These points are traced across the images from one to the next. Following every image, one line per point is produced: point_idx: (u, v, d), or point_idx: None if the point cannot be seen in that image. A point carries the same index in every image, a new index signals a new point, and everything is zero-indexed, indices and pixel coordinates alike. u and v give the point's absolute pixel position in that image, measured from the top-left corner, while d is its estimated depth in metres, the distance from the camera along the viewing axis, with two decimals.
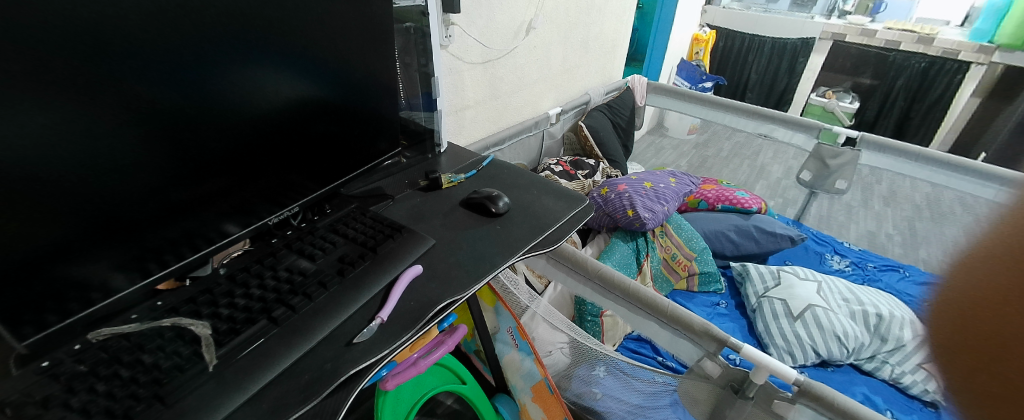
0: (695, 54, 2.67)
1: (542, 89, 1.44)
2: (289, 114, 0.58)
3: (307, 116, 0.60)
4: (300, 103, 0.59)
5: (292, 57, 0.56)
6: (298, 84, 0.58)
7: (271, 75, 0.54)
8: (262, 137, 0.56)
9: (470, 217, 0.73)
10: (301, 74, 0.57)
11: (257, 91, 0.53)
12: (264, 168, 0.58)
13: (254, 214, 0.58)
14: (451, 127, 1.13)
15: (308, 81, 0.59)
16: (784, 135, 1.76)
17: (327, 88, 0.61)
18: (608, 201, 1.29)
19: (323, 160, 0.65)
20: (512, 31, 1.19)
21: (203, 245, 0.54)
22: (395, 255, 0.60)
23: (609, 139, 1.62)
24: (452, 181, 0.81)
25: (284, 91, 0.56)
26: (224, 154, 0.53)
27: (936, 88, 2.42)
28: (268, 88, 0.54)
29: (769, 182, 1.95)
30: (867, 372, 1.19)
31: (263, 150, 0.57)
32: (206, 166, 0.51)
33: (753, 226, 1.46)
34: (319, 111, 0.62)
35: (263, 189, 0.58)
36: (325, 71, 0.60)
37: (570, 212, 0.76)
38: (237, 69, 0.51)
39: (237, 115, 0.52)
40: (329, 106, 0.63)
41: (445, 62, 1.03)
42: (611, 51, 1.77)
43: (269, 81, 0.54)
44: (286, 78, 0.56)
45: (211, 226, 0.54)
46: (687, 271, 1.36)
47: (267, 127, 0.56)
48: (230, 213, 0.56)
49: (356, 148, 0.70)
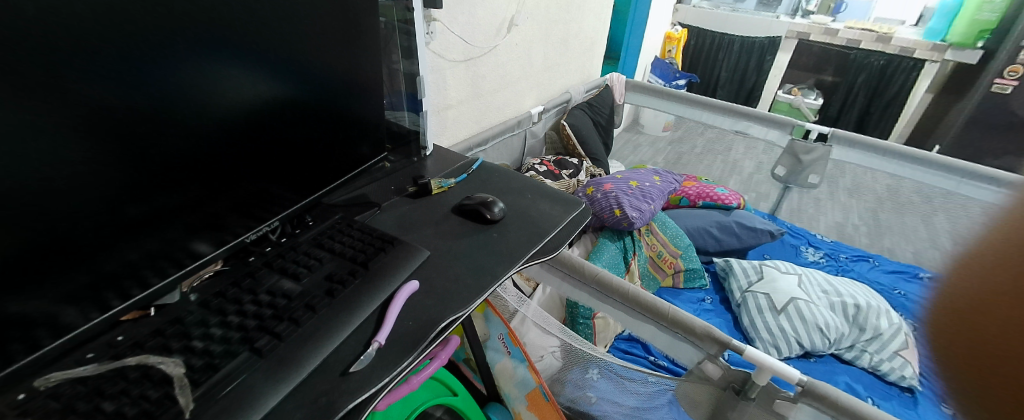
0: (668, 52, 2.68)
1: (524, 88, 1.40)
2: (264, 117, 0.52)
3: (284, 119, 0.55)
4: (277, 105, 0.53)
5: (266, 55, 0.50)
6: (274, 83, 0.52)
7: (243, 74, 0.49)
8: (235, 143, 0.50)
9: (464, 225, 0.68)
10: (275, 74, 0.52)
11: (226, 92, 0.48)
12: (239, 177, 0.52)
13: (227, 230, 0.53)
14: (436, 129, 1.10)
15: (286, 82, 0.54)
16: (758, 131, 1.77)
17: (306, 88, 0.56)
18: (595, 200, 1.26)
19: (302, 167, 0.60)
20: (494, 28, 1.15)
21: (170, 269, 0.48)
22: (388, 270, 0.55)
23: (591, 137, 1.61)
24: (442, 186, 0.76)
25: (258, 92, 0.51)
26: (193, 163, 0.47)
27: (894, 84, 2.52)
28: (240, 88, 0.49)
29: (743, 178, 1.96)
30: (847, 361, 1.20)
31: (237, 158, 0.51)
32: (173, 178, 0.46)
33: (734, 221, 1.45)
34: (297, 114, 0.56)
35: (237, 201, 0.53)
36: (305, 70, 0.55)
37: (568, 217, 0.73)
38: (203, 67, 0.45)
39: (207, 120, 0.47)
40: (307, 108, 0.58)
41: (429, 61, 0.98)
42: (590, 49, 1.75)
43: (241, 81, 0.49)
44: (260, 79, 0.51)
45: (179, 246, 0.48)
46: (674, 269, 1.34)
47: (241, 134, 0.51)
48: (200, 229, 0.50)
49: (338, 153, 0.65)
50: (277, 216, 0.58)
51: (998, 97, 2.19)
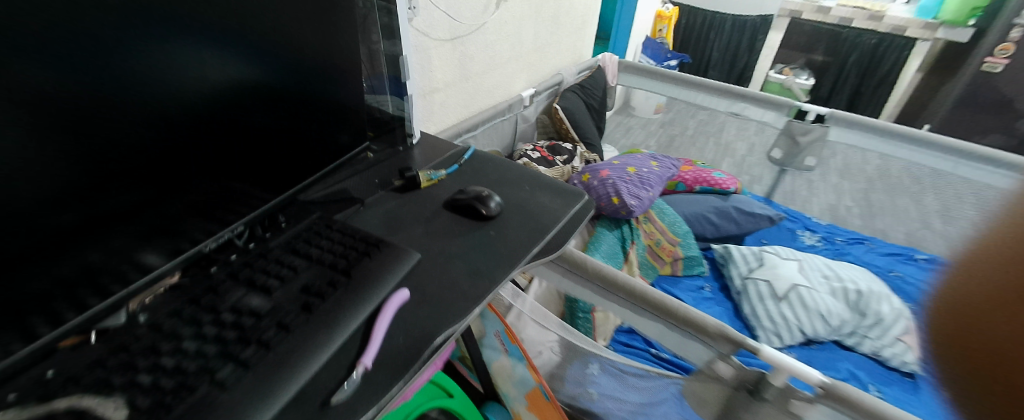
0: (659, 31, 2.59)
1: (514, 69, 1.33)
2: (227, 102, 0.45)
3: (251, 107, 0.48)
4: (246, 89, 0.46)
5: (234, 30, 0.43)
6: (232, 68, 0.44)
7: (206, 52, 0.42)
8: (188, 137, 0.43)
9: (457, 222, 0.62)
10: (243, 53, 0.45)
11: (186, 73, 0.41)
12: (196, 176, 0.45)
13: (184, 236, 0.45)
14: (422, 114, 1.02)
15: (248, 65, 0.46)
16: (755, 113, 1.71)
17: (272, 71, 0.48)
18: (591, 188, 1.20)
19: (272, 161, 0.53)
20: (481, 5, 1.06)
21: (114, 285, 0.41)
22: (373, 278, 0.48)
23: (584, 121, 1.54)
24: (431, 178, 0.69)
25: (221, 73, 0.44)
26: (137, 160, 0.39)
27: (886, 62, 2.47)
28: (202, 68, 0.42)
29: (735, 160, 1.91)
30: (848, 347, 1.11)
31: (193, 155, 0.44)
32: (116, 179, 0.38)
33: (733, 207, 1.34)
34: (267, 101, 0.49)
35: (195, 202, 0.46)
36: (271, 51, 0.48)
37: (570, 211, 0.66)
38: (142, 48, 0.37)
39: (151, 111, 0.39)
40: (281, 94, 0.51)
41: (412, 40, 0.91)
42: (581, 28, 1.67)
43: (203, 60, 0.42)
44: (212, 62, 0.42)
45: (124, 257, 0.41)
46: (673, 257, 1.23)
47: (192, 128, 0.43)
48: (149, 238, 0.43)
49: (314, 143, 0.58)
50: (245, 217, 0.51)
51: (985, 76, 2.17)
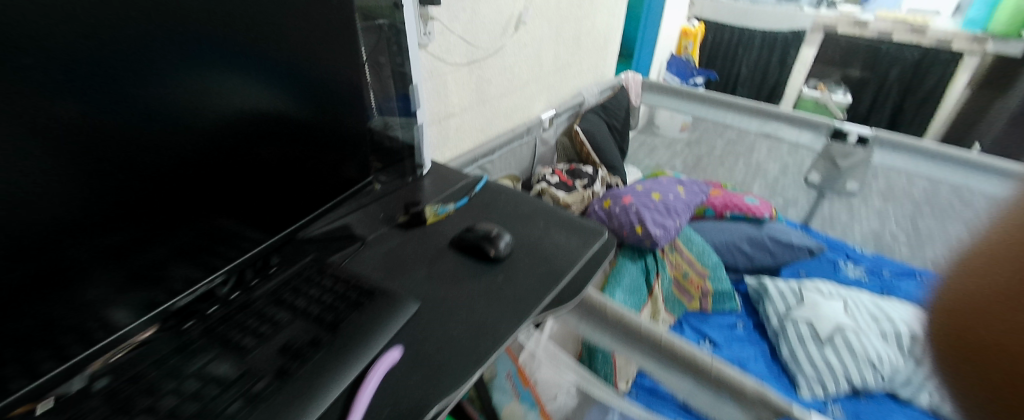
0: (683, 48, 2.48)
1: (534, 90, 1.28)
2: (230, 134, 0.43)
3: (262, 135, 0.46)
4: (264, 115, 0.46)
5: (255, 54, 0.43)
6: (210, 107, 0.41)
7: (230, 77, 0.42)
8: (175, 174, 0.40)
9: (462, 263, 0.56)
10: (264, 78, 0.45)
11: (209, 94, 0.41)
12: (178, 216, 0.42)
13: (163, 282, 0.42)
14: (435, 140, 0.98)
15: (228, 104, 0.42)
16: (789, 133, 1.57)
17: (257, 109, 0.45)
18: (612, 215, 1.13)
19: (267, 200, 0.49)
20: (500, 27, 1.03)
21: (81, 338, 0.37)
22: (362, 334, 0.44)
23: (606, 143, 1.48)
24: (438, 213, 0.64)
25: (246, 97, 0.44)
26: (101, 211, 0.36)
27: (930, 77, 2.30)
28: (226, 91, 0.42)
29: (768, 181, 1.82)
30: (904, 400, 0.97)
31: (167, 202, 0.40)
32: (75, 231, 0.35)
33: (767, 236, 1.25)
34: (270, 132, 0.47)
35: (177, 245, 0.42)
36: (255, 88, 0.44)
37: (588, 251, 0.60)
38: (103, 91, 0.34)
39: (116, 156, 0.36)
40: (295, 126, 0.49)
41: (426, 65, 0.87)
42: (603, 47, 1.61)
43: (228, 85, 0.42)
44: (227, 87, 0.42)
45: (96, 307, 0.38)
46: (701, 291, 1.14)
47: (164, 173, 0.39)
48: (123, 285, 0.39)
49: (322, 176, 0.55)
50: (229, 265, 0.47)
51: None
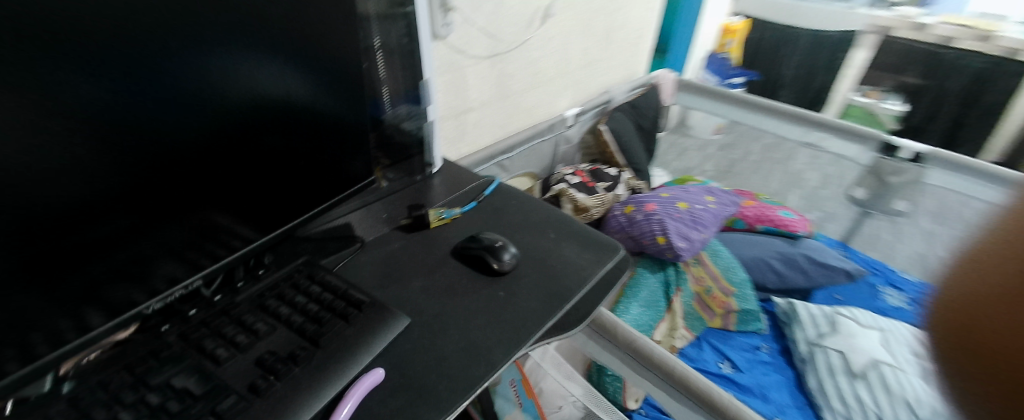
0: (722, 45, 2.31)
1: (559, 86, 1.23)
2: (238, 123, 0.42)
3: (283, 124, 0.46)
4: (288, 105, 0.46)
5: (286, 42, 0.44)
6: (200, 101, 0.39)
7: (260, 65, 0.42)
8: (172, 166, 0.39)
9: (463, 275, 0.53)
10: (295, 65, 0.45)
11: (248, 79, 0.41)
12: (166, 212, 0.40)
13: (150, 280, 0.40)
14: (451, 134, 0.95)
15: (262, 88, 0.43)
16: (834, 145, 1.49)
17: (249, 101, 0.42)
18: (633, 222, 1.07)
19: (258, 194, 0.47)
20: (525, 20, 0.98)
21: (60, 336, 0.36)
22: (345, 351, 0.41)
23: (633, 145, 1.42)
24: (442, 217, 0.60)
25: (276, 84, 0.44)
26: (76, 209, 0.34)
27: (995, 90, 2.09)
28: (254, 79, 0.42)
29: (806, 192, 1.65)
30: None
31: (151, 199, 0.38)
32: (53, 231, 0.33)
33: (802, 254, 1.16)
34: (274, 122, 0.45)
35: (166, 241, 0.40)
36: (286, 73, 0.45)
37: (600, 270, 0.55)
38: (86, 81, 0.32)
39: (96, 151, 0.34)
40: (309, 116, 0.49)
41: (444, 57, 0.83)
42: (636, 41, 1.53)
43: (259, 73, 0.42)
44: (263, 74, 0.43)
45: (78, 303, 0.36)
46: (725, 309, 1.07)
47: (148, 169, 0.37)
48: (108, 282, 0.37)
49: (325, 168, 0.53)
50: (213, 265, 0.44)
51: None
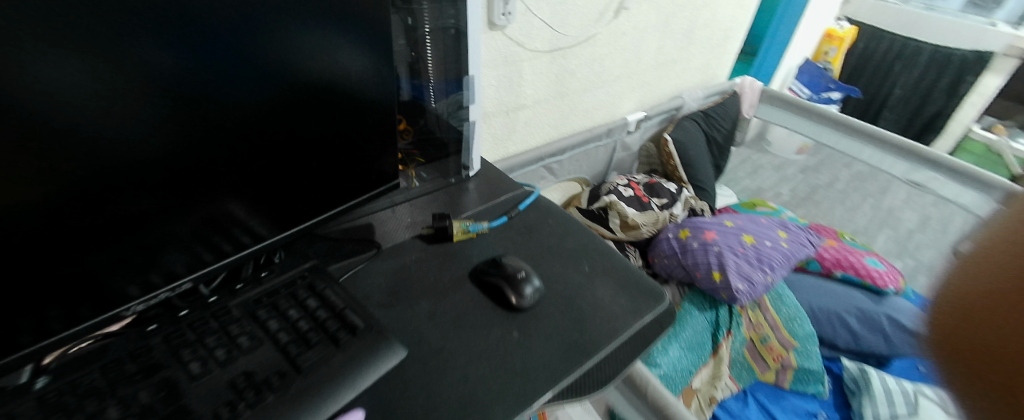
0: (823, 53, 2.10)
1: (625, 87, 1.12)
2: (278, 103, 0.38)
3: (322, 108, 0.41)
4: (338, 88, 0.42)
5: (350, 14, 0.39)
6: (194, 94, 0.33)
7: (317, 41, 0.38)
8: (193, 148, 0.34)
9: (477, 306, 0.46)
10: (357, 42, 0.41)
11: (302, 56, 0.38)
12: (173, 202, 0.35)
13: (153, 271, 0.36)
14: (500, 131, 0.89)
15: (316, 66, 0.39)
16: (943, 187, 1.26)
17: (253, 95, 0.36)
18: (687, 251, 0.97)
19: (279, 187, 0.42)
20: (596, 12, 0.88)
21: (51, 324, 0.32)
22: (327, 384, 0.36)
23: (699, 159, 1.28)
24: (466, 231, 0.54)
25: (334, 63, 0.40)
26: (68, 190, 0.30)
27: None
28: (308, 55, 0.38)
29: (897, 234, 1.43)
30: None
31: (142, 204, 0.33)
32: (43, 213, 0.29)
33: (886, 315, 1.01)
34: (305, 109, 0.40)
35: (173, 232, 0.36)
36: (347, 50, 0.40)
37: (636, 325, 0.46)
38: (89, 45, 0.27)
39: (99, 127, 0.29)
40: (355, 105, 0.44)
41: (501, 48, 0.77)
42: (722, 43, 1.37)
43: (320, 51, 0.39)
44: (319, 50, 0.38)
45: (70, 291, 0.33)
46: (782, 364, 0.95)
47: (130, 170, 0.32)
48: (105, 272, 0.34)
49: (356, 164, 0.48)
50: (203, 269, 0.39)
51: None
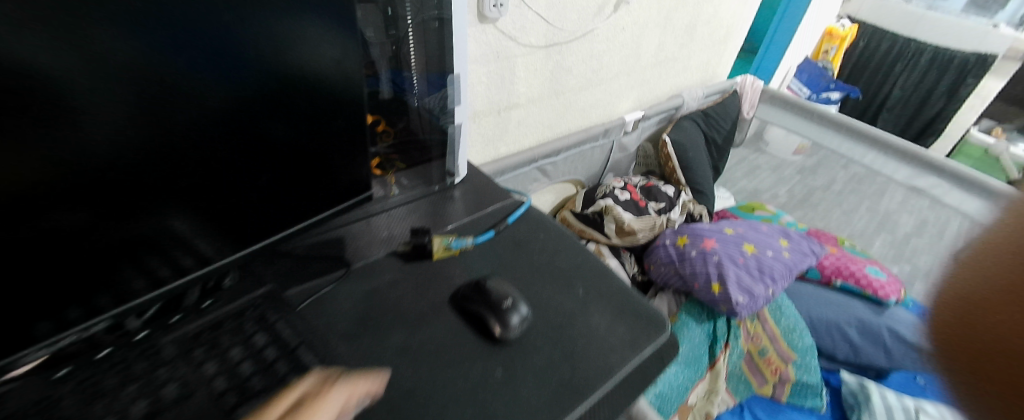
0: (823, 52, 2.05)
1: (623, 86, 1.07)
2: (243, 95, 0.33)
3: (290, 103, 0.36)
4: (311, 79, 0.37)
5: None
6: (104, 106, 0.27)
7: (290, 21, 0.33)
8: (136, 144, 0.29)
9: (458, 338, 0.42)
10: (334, 26, 0.36)
11: (275, 38, 0.33)
12: (94, 218, 0.29)
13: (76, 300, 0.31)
14: (490, 132, 0.83)
15: (288, 53, 0.34)
16: None
17: (184, 106, 0.30)
18: (686, 259, 0.92)
19: (240, 194, 0.37)
20: (596, 5, 0.83)
21: None
22: None
23: (698, 161, 1.24)
24: (448, 247, 0.49)
25: (311, 49, 0.35)
26: None
27: None
28: (279, 37, 0.33)
29: None
30: None
31: (43, 235, 0.28)
32: None
33: (886, 327, 0.97)
34: (270, 103, 0.35)
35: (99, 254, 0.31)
36: (323, 35, 0.36)
37: (635, 359, 0.42)
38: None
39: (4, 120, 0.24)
40: (332, 98, 0.39)
41: (493, 43, 0.71)
42: (724, 40, 1.32)
43: (293, 34, 0.34)
44: (293, 32, 0.34)
45: None
46: (779, 377, 0.91)
47: (17, 197, 0.26)
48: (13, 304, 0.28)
49: (329, 168, 0.43)
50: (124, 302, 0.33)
51: None
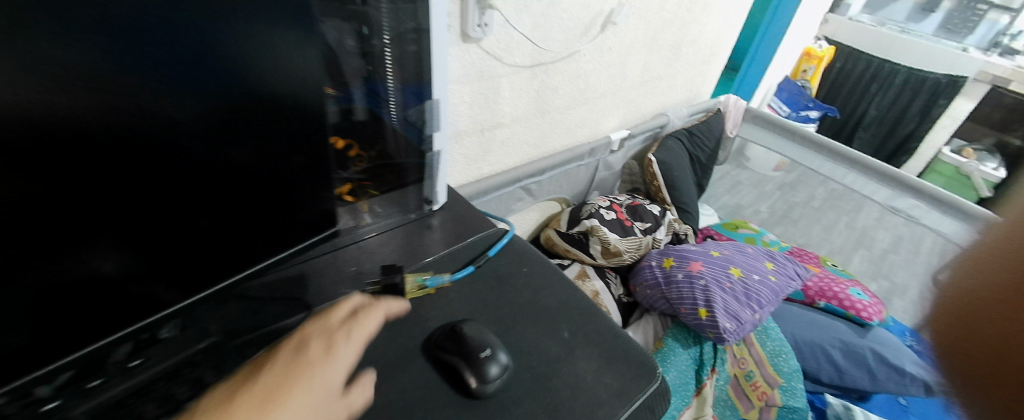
0: (802, 72, 2.09)
1: (609, 104, 1.06)
2: (202, 114, 0.31)
3: (250, 126, 0.34)
4: (277, 99, 0.35)
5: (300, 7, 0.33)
6: (24, 138, 0.25)
7: (258, 37, 0.31)
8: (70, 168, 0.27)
9: (431, 388, 0.39)
10: (306, 41, 0.34)
11: (246, 51, 0.31)
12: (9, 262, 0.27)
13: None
14: (473, 152, 0.81)
15: (254, 70, 0.32)
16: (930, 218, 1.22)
17: (126, 129, 0.28)
18: (671, 283, 0.91)
19: (192, 219, 0.35)
20: (582, 25, 0.82)
21: None
22: None
23: (683, 181, 1.23)
24: (422, 284, 0.46)
25: (282, 63, 0.34)
26: None
27: None
28: (246, 53, 0.31)
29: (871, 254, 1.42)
30: None
31: None
32: None
33: (870, 349, 0.97)
34: (226, 126, 0.33)
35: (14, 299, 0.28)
36: (294, 51, 0.34)
37: (622, 412, 0.40)
38: None
39: None
40: (299, 118, 0.37)
41: (475, 63, 0.69)
42: (707, 60, 1.33)
43: (261, 49, 0.32)
44: (262, 46, 0.32)
45: None
46: (765, 402, 0.89)
47: None
48: None
49: (293, 192, 0.40)
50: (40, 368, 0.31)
51: None
